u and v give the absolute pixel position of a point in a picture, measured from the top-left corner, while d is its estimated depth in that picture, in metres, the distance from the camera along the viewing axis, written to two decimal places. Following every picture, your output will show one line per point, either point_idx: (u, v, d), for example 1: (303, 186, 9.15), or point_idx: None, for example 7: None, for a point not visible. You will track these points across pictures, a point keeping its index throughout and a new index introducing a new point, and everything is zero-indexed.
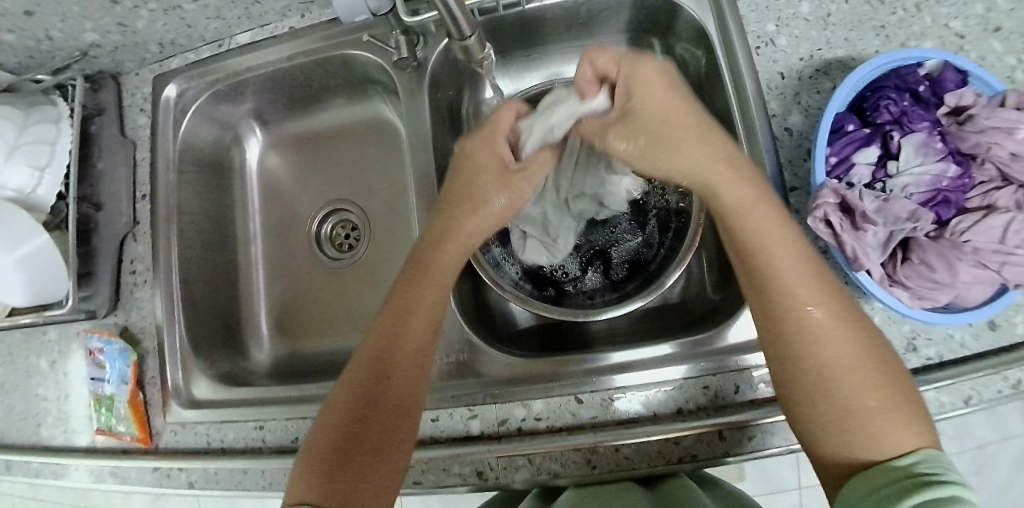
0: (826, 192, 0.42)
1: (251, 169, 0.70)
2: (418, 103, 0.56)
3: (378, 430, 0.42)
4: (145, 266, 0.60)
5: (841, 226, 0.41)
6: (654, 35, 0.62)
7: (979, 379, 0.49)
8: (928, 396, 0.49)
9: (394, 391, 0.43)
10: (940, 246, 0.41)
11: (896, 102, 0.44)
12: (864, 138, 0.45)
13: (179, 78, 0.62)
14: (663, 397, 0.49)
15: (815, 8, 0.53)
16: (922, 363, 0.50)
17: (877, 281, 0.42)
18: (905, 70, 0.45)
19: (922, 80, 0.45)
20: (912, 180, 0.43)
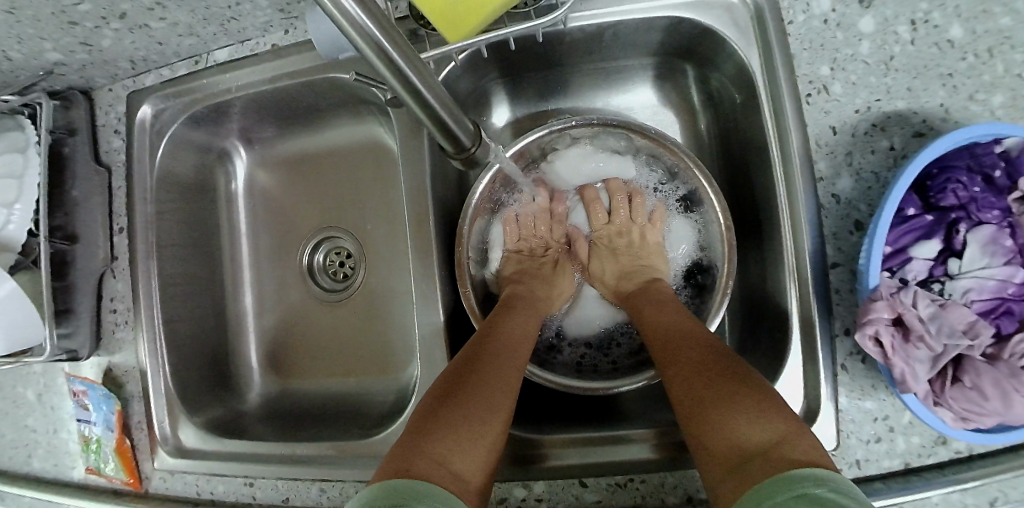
0: (880, 304, 0.37)
1: (238, 188, 0.65)
2: (417, 143, 0.51)
3: (474, 403, 0.38)
4: (126, 304, 0.57)
5: (891, 345, 0.36)
6: (687, 62, 0.54)
7: (1012, 478, 0.46)
8: (954, 497, 0.46)
9: (490, 370, 0.41)
10: (997, 371, 0.36)
11: (966, 187, 0.38)
12: (924, 230, 0.39)
13: (154, 97, 0.56)
14: (673, 485, 0.46)
15: (877, 48, 0.46)
16: (951, 458, 0.46)
17: (922, 400, 0.37)
18: (981, 148, 0.38)
19: (999, 161, 0.38)
20: (974, 285, 0.38)
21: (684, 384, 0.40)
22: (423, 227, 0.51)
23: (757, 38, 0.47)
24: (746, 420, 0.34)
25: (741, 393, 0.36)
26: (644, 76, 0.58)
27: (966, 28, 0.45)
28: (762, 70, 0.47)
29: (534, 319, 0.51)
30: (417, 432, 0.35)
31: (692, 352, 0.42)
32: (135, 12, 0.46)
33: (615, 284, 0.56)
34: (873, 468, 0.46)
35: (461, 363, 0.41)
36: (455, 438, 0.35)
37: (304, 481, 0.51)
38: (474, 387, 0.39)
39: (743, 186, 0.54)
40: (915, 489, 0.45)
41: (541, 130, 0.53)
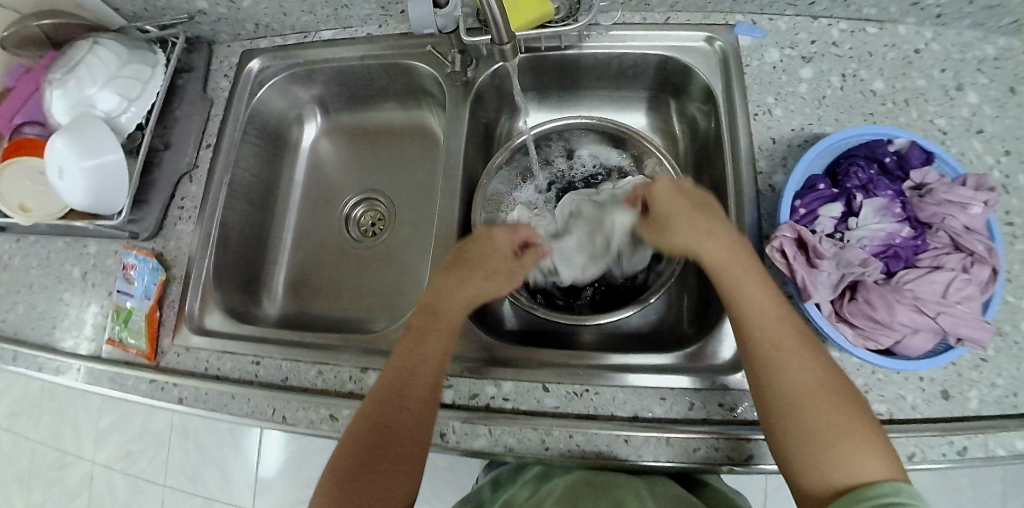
0: (785, 229, 0.49)
1: (304, 146, 0.79)
2: (456, 114, 0.67)
3: (398, 425, 0.47)
4: (191, 204, 0.67)
5: (794, 261, 0.47)
6: (672, 96, 0.72)
7: (924, 437, 0.53)
8: None
9: (412, 393, 0.48)
10: (884, 290, 0.46)
11: (860, 168, 0.51)
12: (829, 195, 0.51)
13: (264, 57, 0.72)
14: (622, 401, 0.53)
15: (813, 89, 0.62)
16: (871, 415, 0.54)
17: (825, 317, 0.47)
18: (875, 144, 0.52)
19: (888, 153, 0.52)
20: (867, 234, 0.49)
21: (808, 395, 0.42)
22: (452, 176, 0.65)
23: (722, 73, 0.64)
24: (864, 461, 0.39)
25: (855, 430, 0.41)
26: (640, 105, 0.75)
27: (887, 83, 0.61)
28: (724, 95, 0.63)
29: (465, 302, 0.54)
30: (342, 464, 0.45)
31: (803, 370, 0.43)
32: None
33: (703, 247, 0.50)
34: None
35: (375, 408, 0.47)
36: (371, 475, 0.45)
37: (305, 364, 0.57)
38: (393, 410, 0.47)
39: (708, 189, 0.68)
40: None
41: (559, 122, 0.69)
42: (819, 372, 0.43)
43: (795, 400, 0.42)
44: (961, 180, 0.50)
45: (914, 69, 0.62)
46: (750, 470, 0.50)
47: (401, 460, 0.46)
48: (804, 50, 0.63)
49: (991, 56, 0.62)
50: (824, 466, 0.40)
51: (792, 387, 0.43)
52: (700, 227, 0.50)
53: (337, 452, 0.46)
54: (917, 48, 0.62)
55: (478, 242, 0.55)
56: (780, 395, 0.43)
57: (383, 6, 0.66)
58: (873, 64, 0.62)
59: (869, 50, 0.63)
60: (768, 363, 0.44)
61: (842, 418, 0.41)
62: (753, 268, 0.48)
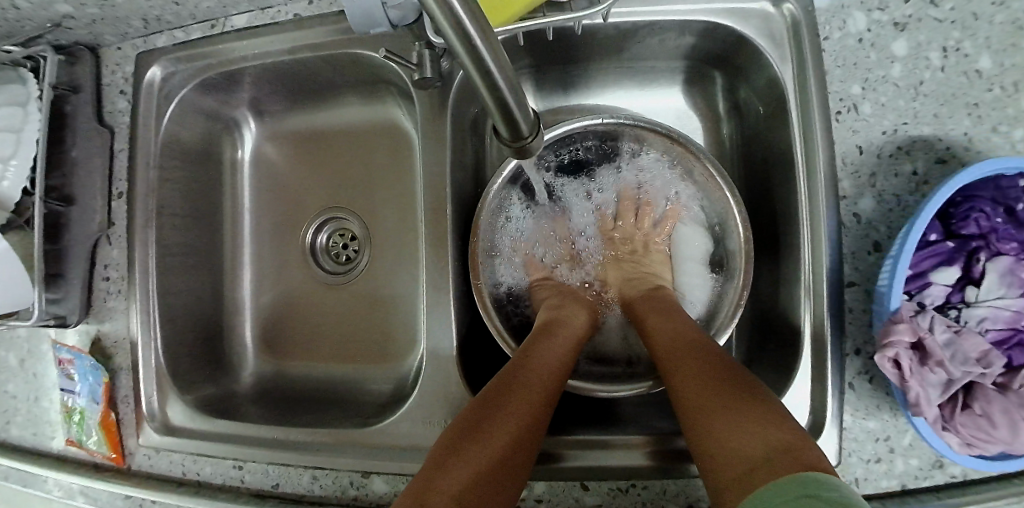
0: (902, 327, 0.37)
1: (244, 161, 0.63)
2: (438, 128, 0.48)
3: (502, 431, 0.38)
4: (120, 272, 0.54)
5: (910, 366, 0.37)
6: (717, 69, 0.54)
7: (1006, 505, 0.46)
8: None
9: (525, 400, 0.40)
10: (1008, 402, 0.37)
11: (988, 217, 0.40)
12: (945, 258, 0.40)
13: (163, 60, 0.53)
14: (676, 492, 0.46)
15: (908, 72, 0.46)
16: (946, 482, 0.46)
17: (932, 426, 0.38)
18: (1006, 182, 0.39)
19: (1022, 195, 0.40)
20: (990, 314, 0.40)
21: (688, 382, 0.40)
22: (440, 215, 0.48)
23: (793, 50, 0.47)
24: (742, 430, 0.34)
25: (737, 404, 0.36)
26: (672, 80, 0.57)
27: (994, 60, 0.45)
28: (795, 83, 0.47)
29: (573, 343, 0.49)
30: (435, 466, 0.36)
31: (686, 365, 0.41)
32: None
33: (620, 292, 0.57)
34: (872, 488, 0.46)
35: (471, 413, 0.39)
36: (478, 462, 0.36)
37: (294, 468, 0.50)
38: (501, 415, 0.39)
39: (764, 198, 0.53)
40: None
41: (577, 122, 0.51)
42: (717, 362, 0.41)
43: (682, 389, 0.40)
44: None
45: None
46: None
47: (509, 449, 0.38)
48: (898, 11, 0.46)
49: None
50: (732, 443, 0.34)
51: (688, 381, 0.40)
52: (627, 287, 0.57)
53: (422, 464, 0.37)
54: None
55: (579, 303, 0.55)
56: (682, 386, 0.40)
57: None
58: (978, 31, 0.46)
59: (978, 7, 0.46)
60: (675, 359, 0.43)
61: (719, 392, 0.37)
62: (663, 299, 0.53)
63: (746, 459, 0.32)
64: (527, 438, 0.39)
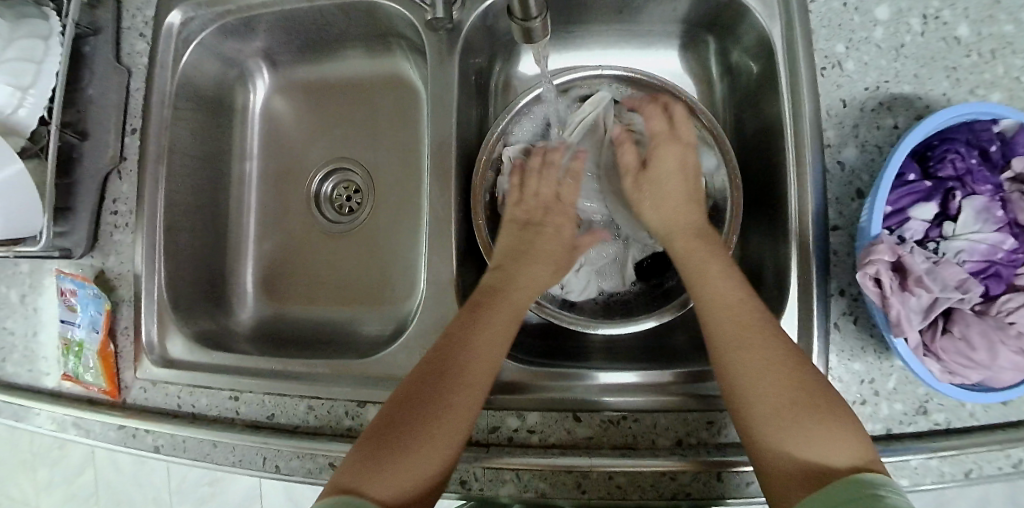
0: (882, 247, 0.39)
1: (254, 106, 0.65)
2: (446, 70, 0.51)
3: (435, 386, 0.42)
4: (128, 208, 0.55)
5: (890, 286, 0.39)
6: (710, 33, 0.57)
7: (986, 452, 0.47)
8: (932, 464, 0.47)
9: (464, 355, 0.44)
10: (986, 325, 0.39)
11: (964, 158, 0.42)
12: (924, 193, 0.43)
13: (184, 5, 0.56)
14: (665, 428, 0.47)
15: (890, 35, 0.49)
16: (929, 427, 0.48)
17: (913, 350, 0.39)
18: (979, 125, 0.42)
19: (995, 138, 0.42)
20: (967, 247, 0.42)
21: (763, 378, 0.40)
22: (443, 154, 0.50)
23: (782, 10, 0.50)
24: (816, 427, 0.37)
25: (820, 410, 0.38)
26: (668, 45, 0.60)
27: (972, 28, 0.49)
28: (783, 41, 0.50)
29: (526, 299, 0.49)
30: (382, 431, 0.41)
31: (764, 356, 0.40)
32: None
33: (665, 218, 0.53)
34: None
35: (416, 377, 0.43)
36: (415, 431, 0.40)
37: (291, 400, 0.50)
38: (434, 375, 0.43)
39: (754, 155, 0.56)
40: (897, 451, 0.47)
41: (571, 73, 0.56)
42: (785, 353, 0.40)
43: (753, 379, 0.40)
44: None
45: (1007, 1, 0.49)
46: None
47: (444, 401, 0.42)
48: None
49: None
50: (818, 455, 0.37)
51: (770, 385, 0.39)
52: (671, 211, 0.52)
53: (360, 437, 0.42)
54: None
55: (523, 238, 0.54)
56: (755, 391, 0.40)
57: None
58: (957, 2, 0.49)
59: None
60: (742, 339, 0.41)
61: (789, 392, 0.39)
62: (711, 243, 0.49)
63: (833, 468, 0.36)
64: (469, 399, 0.42)
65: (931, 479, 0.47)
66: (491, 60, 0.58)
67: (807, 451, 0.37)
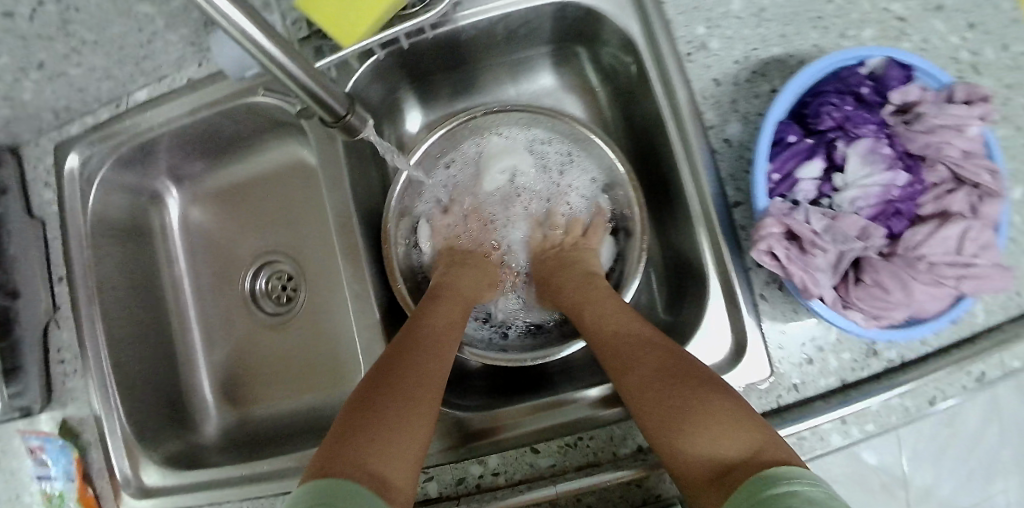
0: (770, 222, 0.41)
1: (173, 227, 0.67)
2: (332, 150, 0.53)
3: (392, 395, 0.41)
4: (74, 353, 0.57)
5: (788, 256, 0.40)
6: (579, 44, 0.59)
7: (942, 377, 0.48)
8: (895, 403, 0.48)
9: (418, 363, 0.44)
10: (894, 267, 0.41)
11: (838, 108, 0.43)
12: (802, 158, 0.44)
13: (79, 146, 0.57)
14: (622, 438, 0.47)
15: (746, 4, 0.50)
16: (883, 368, 0.48)
17: (833, 306, 0.41)
18: (845, 72, 0.44)
19: (864, 80, 0.44)
20: (861, 194, 0.43)
21: (647, 375, 0.42)
22: (348, 229, 0.53)
23: (635, 9, 0.51)
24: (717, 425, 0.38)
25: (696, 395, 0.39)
26: (542, 63, 0.62)
27: None
28: (642, 36, 0.51)
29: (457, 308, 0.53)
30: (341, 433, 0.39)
31: (650, 347, 0.44)
32: (52, 60, 0.49)
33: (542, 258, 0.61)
34: (813, 389, 0.48)
35: (377, 372, 0.43)
36: (382, 443, 0.38)
37: (268, 500, 0.51)
38: (391, 382, 0.42)
39: (647, 150, 0.57)
40: (856, 401, 0.47)
41: (422, 145, 0.56)
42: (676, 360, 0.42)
43: (642, 375, 0.43)
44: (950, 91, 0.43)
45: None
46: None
47: (408, 411, 0.41)
48: None
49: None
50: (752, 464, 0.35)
51: (708, 395, 0.39)
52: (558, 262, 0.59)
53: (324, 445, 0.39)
54: None
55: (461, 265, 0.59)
56: (638, 386, 0.42)
57: (190, 42, 0.53)
58: None
59: None
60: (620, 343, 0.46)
61: (681, 382, 0.41)
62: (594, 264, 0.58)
63: (721, 467, 0.36)
64: (424, 409, 0.42)
65: (898, 417, 0.48)
66: (379, 123, 0.60)
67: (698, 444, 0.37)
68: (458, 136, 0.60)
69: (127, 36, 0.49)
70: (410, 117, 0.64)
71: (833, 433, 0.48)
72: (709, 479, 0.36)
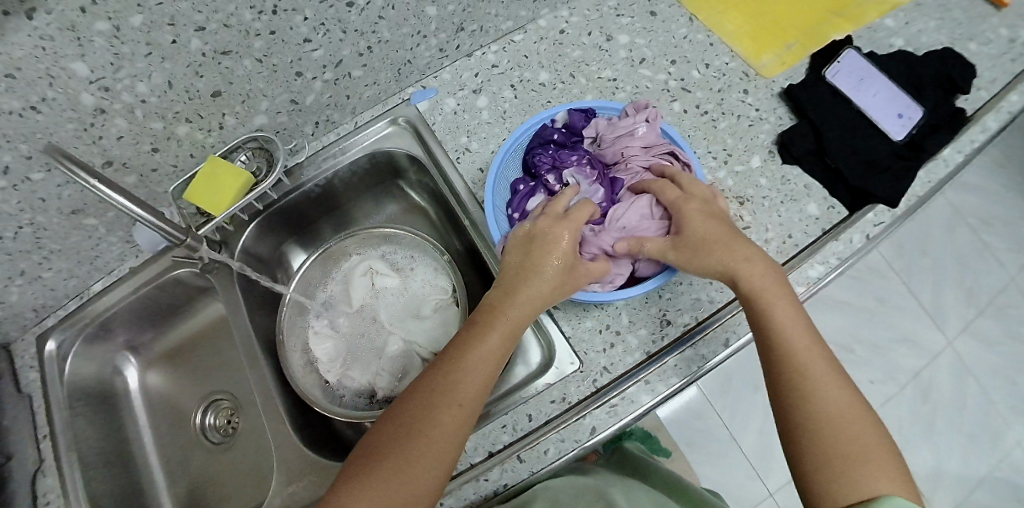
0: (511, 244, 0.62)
1: (133, 389, 0.83)
2: (231, 292, 0.73)
3: (429, 442, 0.46)
4: (57, 492, 0.69)
5: None
6: (400, 178, 0.82)
7: (731, 319, 0.63)
8: (691, 354, 0.62)
9: (451, 418, 0.47)
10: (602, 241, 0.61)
11: (545, 156, 0.65)
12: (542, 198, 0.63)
13: (56, 334, 0.75)
14: (474, 448, 0.59)
15: (493, 110, 0.72)
16: (677, 331, 0.63)
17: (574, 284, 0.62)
18: (544, 129, 0.67)
19: (556, 130, 0.66)
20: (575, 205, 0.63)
21: (808, 348, 0.50)
22: (249, 344, 0.71)
23: (418, 144, 0.74)
24: (848, 397, 0.48)
25: (834, 368, 0.50)
26: (383, 196, 0.84)
27: (550, 69, 0.74)
28: (427, 155, 0.72)
29: (507, 332, 0.52)
30: (367, 477, 0.45)
31: (788, 307, 0.52)
32: (31, 267, 0.70)
33: (533, 264, 0.54)
34: (622, 365, 0.62)
35: (410, 415, 0.48)
36: (401, 489, 0.44)
37: None
38: (440, 415, 0.47)
39: (462, 232, 0.77)
40: (656, 361, 0.61)
41: (302, 265, 0.78)
42: (812, 333, 0.52)
43: (802, 346, 0.50)
44: (624, 112, 0.66)
45: (534, 57, 0.74)
46: (598, 440, 0.59)
47: (440, 461, 0.46)
48: (472, 84, 0.74)
49: (580, 26, 0.76)
50: (835, 479, 0.45)
51: (816, 400, 0.48)
52: (541, 257, 0.55)
53: (353, 479, 0.45)
54: (526, 54, 0.75)
55: (532, 247, 0.56)
56: (802, 351, 0.50)
57: (127, 239, 0.76)
58: (529, 64, 0.74)
59: (523, 54, 0.75)
60: (788, 315, 0.52)
61: (822, 353, 0.50)
62: (575, 266, 0.56)
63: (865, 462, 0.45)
64: (447, 459, 0.47)
65: (698, 365, 0.61)
66: (274, 273, 0.81)
67: (841, 434, 0.46)
68: (324, 261, 0.79)
69: (81, 243, 0.72)
70: (294, 261, 0.83)
71: (643, 393, 0.60)
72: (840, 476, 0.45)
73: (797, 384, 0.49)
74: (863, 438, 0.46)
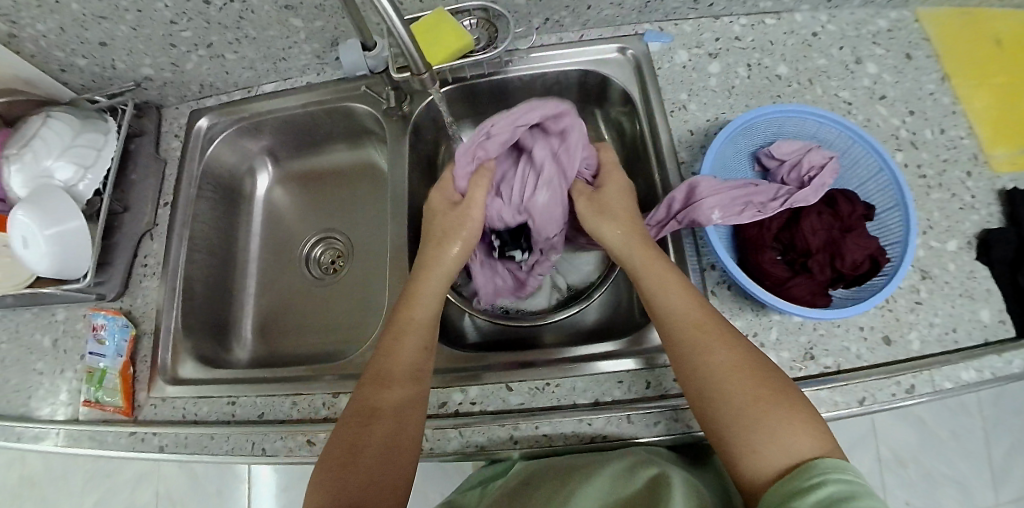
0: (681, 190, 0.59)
1: (259, 195, 0.83)
2: (398, 147, 0.71)
3: (381, 413, 0.49)
4: (157, 260, 0.69)
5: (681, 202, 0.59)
6: (595, 105, 0.78)
7: (875, 382, 0.60)
8: (823, 396, 0.59)
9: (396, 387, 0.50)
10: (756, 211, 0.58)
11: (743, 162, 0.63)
12: None
13: (209, 115, 0.76)
14: (581, 390, 0.57)
15: (722, 81, 0.69)
16: (819, 368, 0.60)
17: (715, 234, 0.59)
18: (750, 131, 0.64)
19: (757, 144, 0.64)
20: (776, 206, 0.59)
21: (693, 312, 0.49)
22: (399, 200, 0.69)
23: (637, 80, 0.71)
24: (734, 359, 0.46)
25: (722, 339, 0.48)
26: None
27: (790, 66, 0.70)
28: (641, 99, 0.70)
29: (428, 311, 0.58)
30: (333, 464, 0.46)
31: (661, 273, 0.53)
32: (219, 43, 0.69)
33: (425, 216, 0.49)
34: None
35: (359, 398, 0.50)
36: (371, 463, 0.46)
37: (278, 397, 0.60)
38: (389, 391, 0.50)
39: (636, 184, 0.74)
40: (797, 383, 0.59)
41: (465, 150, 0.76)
42: (690, 297, 0.51)
43: (684, 313, 0.50)
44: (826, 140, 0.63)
45: (779, 48, 0.71)
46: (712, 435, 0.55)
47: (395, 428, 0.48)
48: (710, 47, 0.71)
49: (834, 36, 0.73)
50: (745, 447, 0.42)
51: (713, 365, 0.46)
52: None
53: (316, 475, 0.46)
54: (773, 40, 0.72)
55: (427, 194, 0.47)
56: (690, 315, 0.49)
57: (317, 55, 0.73)
58: (773, 51, 0.71)
59: (770, 40, 0.72)
60: (662, 279, 0.52)
61: (708, 320, 0.49)
62: None
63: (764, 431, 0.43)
64: (403, 428, 0.49)
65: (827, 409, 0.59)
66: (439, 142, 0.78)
67: (743, 401, 0.44)
68: None
69: (277, 39, 0.69)
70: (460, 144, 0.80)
71: None
72: (753, 446, 0.42)
73: (699, 358, 0.47)
74: (758, 404, 0.44)
